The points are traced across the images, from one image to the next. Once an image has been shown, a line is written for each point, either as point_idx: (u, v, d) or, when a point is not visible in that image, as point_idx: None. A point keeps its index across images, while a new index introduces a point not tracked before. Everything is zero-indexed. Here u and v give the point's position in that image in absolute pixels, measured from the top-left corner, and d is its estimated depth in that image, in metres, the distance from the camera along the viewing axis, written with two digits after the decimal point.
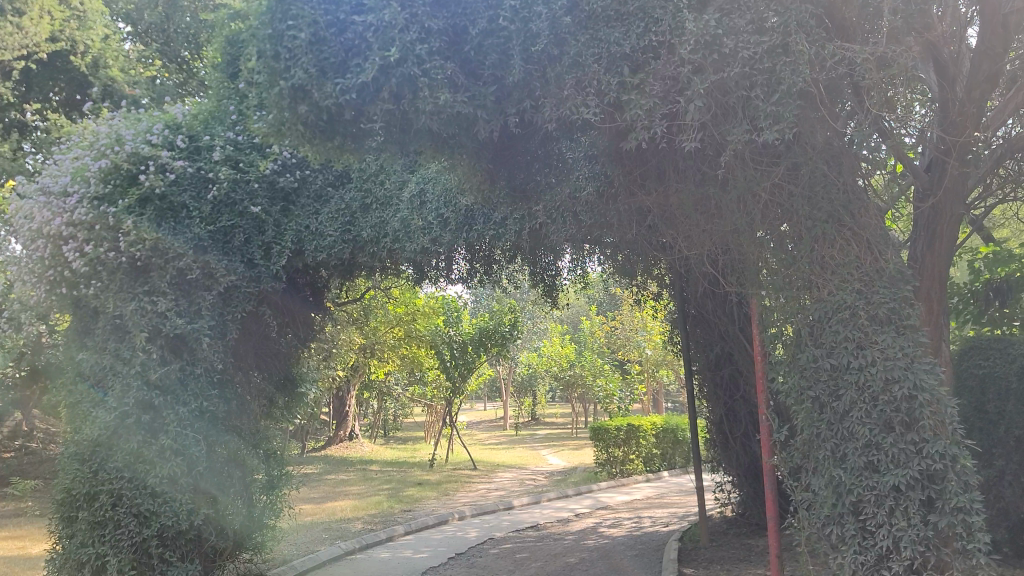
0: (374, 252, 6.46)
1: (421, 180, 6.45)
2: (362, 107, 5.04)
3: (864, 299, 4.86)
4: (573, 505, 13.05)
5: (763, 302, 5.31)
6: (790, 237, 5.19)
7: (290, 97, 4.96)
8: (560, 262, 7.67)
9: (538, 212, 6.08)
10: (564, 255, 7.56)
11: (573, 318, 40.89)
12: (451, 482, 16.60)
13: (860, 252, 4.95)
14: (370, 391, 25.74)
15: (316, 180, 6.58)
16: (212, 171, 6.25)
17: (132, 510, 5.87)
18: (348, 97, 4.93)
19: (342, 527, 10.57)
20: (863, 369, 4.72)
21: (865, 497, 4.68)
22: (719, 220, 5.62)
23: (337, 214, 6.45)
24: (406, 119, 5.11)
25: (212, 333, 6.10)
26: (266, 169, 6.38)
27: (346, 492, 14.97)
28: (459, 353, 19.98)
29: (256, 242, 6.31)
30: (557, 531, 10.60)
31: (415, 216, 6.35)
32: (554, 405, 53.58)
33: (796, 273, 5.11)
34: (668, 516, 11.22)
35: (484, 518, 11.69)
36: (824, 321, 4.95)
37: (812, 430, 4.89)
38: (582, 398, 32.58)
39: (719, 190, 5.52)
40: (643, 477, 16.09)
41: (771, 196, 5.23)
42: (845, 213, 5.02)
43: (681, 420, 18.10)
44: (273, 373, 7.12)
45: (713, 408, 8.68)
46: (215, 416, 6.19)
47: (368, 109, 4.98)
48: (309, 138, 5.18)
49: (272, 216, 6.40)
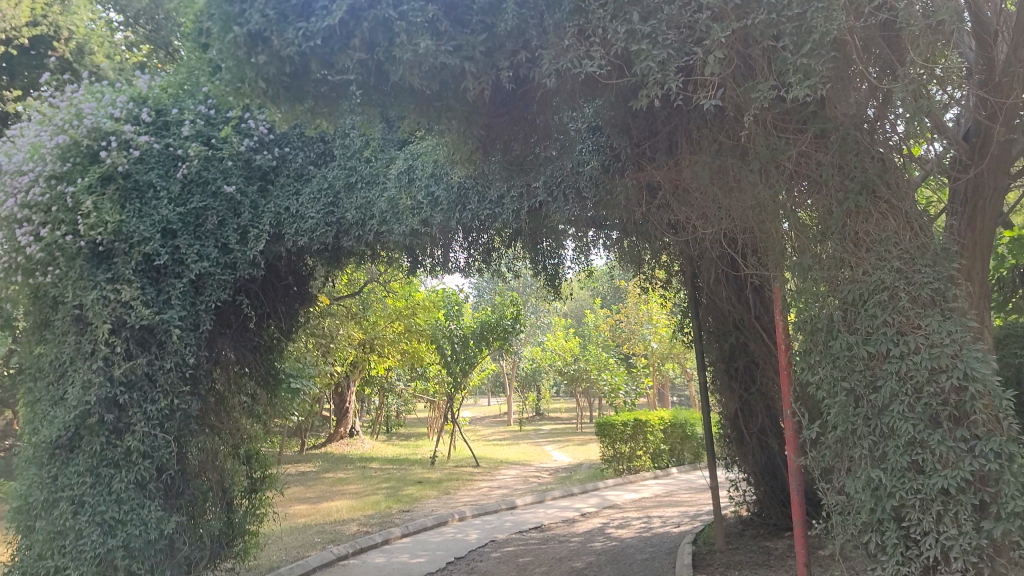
0: (360, 236, 5.91)
1: (410, 157, 5.91)
2: (330, 58, 4.56)
3: (905, 278, 4.34)
4: (579, 504, 12.55)
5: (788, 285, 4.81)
6: (816, 211, 4.69)
7: (246, 47, 4.48)
8: (564, 248, 7.17)
9: (538, 188, 5.54)
10: (567, 240, 7.05)
11: (576, 313, 40.39)
12: (452, 480, 16.07)
13: (898, 227, 4.45)
14: (371, 387, 25.24)
15: (297, 158, 6.06)
16: (181, 148, 5.71)
17: (96, 519, 5.27)
18: (313, 45, 4.47)
19: (335, 530, 10.06)
20: (904, 357, 4.23)
21: (908, 502, 4.17)
22: (738, 194, 5.10)
23: (319, 195, 5.94)
24: (383, 70, 4.66)
25: (183, 325, 5.59)
26: (241, 146, 5.85)
27: (343, 491, 14.46)
28: (460, 349, 19.34)
29: (231, 225, 5.79)
30: (562, 533, 10.07)
31: (404, 195, 5.78)
32: (559, 401, 53.01)
33: (825, 251, 4.59)
34: (678, 516, 10.71)
35: (485, 519, 11.17)
36: (860, 304, 4.42)
37: (848, 426, 4.36)
38: (587, 393, 32.03)
39: (738, 161, 5.00)
40: (652, 474, 15.57)
41: (797, 167, 4.73)
42: (880, 184, 4.52)
43: (690, 415, 17.56)
44: (252, 368, 6.59)
45: (726, 402, 8.13)
46: (188, 415, 5.68)
47: (338, 60, 4.53)
48: (274, 96, 4.70)
49: (249, 196, 5.89)
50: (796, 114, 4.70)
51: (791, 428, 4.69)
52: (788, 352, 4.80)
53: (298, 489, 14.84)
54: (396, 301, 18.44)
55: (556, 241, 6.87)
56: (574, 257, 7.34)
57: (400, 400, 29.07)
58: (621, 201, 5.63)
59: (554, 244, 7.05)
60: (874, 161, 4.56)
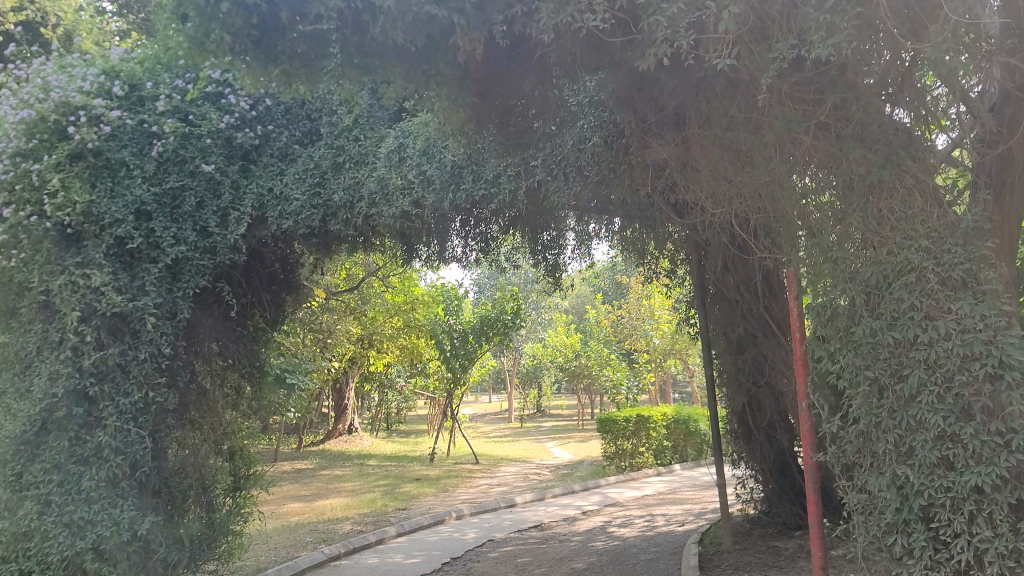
0: (348, 219, 5.59)
1: (401, 134, 5.56)
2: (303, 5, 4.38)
3: (933, 258, 3.99)
4: (581, 502, 12.20)
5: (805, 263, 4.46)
6: (836, 188, 4.35)
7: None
8: (566, 236, 6.87)
9: (537, 166, 5.24)
10: (567, 226, 6.70)
11: (577, 308, 40.04)
12: (450, 477, 15.74)
13: (925, 204, 4.12)
14: (370, 383, 24.84)
15: (281, 136, 5.71)
16: (156, 124, 5.38)
17: (64, 520, 4.96)
18: None
19: (328, 529, 9.70)
20: (933, 343, 3.88)
21: (938, 502, 3.84)
22: (751, 171, 4.75)
23: (305, 175, 5.62)
24: (361, 21, 4.41)
25: (159, 313, 5.27)
26: (221, 122, 5.50)
27: (339, 489, 14.13)
28: (460, 344, 18.72)
29: (210, 207, 5.47)
30: (562, 532, 9.72)
31: (394, 174, 5.44)
32: (560, 398, 52.54)
33: (847, 230, 4.25)
34: (682, 514, 10.37)
35: (484, 518, 10.81)
36: (883, 287, 4.08)
37: (871, 419, 4.02)
38: (587, 390, 31.67)
39: (750, 134, 4.68)
40: (654, 471, 15.23)
41: (816, 141, 4.42)
42: (906, 157, 4.19)
43: (693, 411, 17.20)
44: (236, 359, 6.26)
45: (732, 396, 7.78)
46: (164, 408, 5.36)
47: (311, 8, 4.35)
48: (242, 52, 4.48)
49: (229, 176, 5.54)
50: (814, 84, 4.41)
51: (808, 421, 4.36)
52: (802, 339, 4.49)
53: (293, 487, 14.51)
54: (394, 295, 18.30)
55: (555, 226, 6.52)
56: (574, 246, 6.99)
57: (399, 397, 28.68)
58: (625, 181, 5.27)
59: (554, 231, 6.69)
60: (898, 133, 4.25)
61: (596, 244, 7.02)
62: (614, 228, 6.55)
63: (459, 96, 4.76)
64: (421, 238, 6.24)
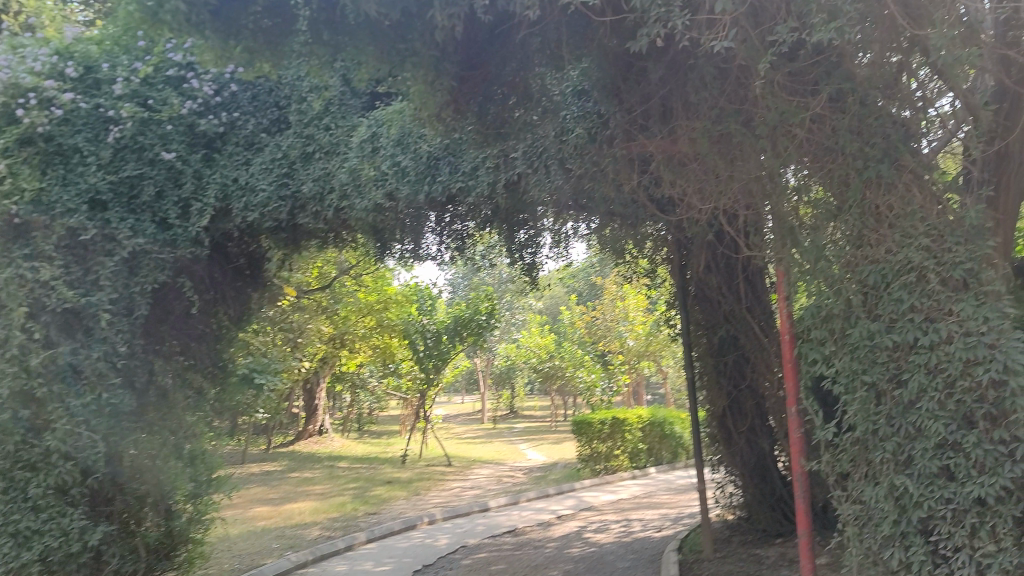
0: (317, 211, 5.31)
1: (374, 123, 5.30)
2: None
3: (934, 257, 3.78)
4: (556, 506, 11.94)
5: (797, 258, 4.23)
6: (830, 184, 4.16)
7: None
8: (542, 236, 6.61)
9: (516, 158, 5.05)
10: (546, 223, 6.46)
11: (552, 309, 39.84)
12: (422, 480, 15.45)
13: (924, 200, 3.93)
14: (342, 383, 24.44)
15: (247, 124, 5.41)
16: (113, 109, 5.08)
17: (8, 530, 4.76)
18: None
19: (294, 535, 9.38)
20: (934, 347, 3.68)
21: (937, 513, 3.64)
22: (743, 164, 4.53)
23: (272, 165, 5.33)
24: None
25: (115, 309, 4.98)
26: (183, 108, 5.20)
27: (308, 492, 13.80)
28: (433, 344, 18.38)
29: (171, 197, 5.19)
30: (537, 537, 9.49)
31: (366, 165, 5.18)
32: (533, 399, 52.36)
33: (843, 228, 4.05)
34: (659, 519, 10.17)
35: (456, 523, 10.55)
36: (881, 287, 3.88)
37: (868, 426, 3.83)
38: (561, 392, 31.48)
39: (741, 126, 4.48)
40: (630, 474, 15.04)
41: (809, 134, 4.24)
42: (906, 151, 3.99)
43: (669, 414, 17.03)
44: (198, 358, 5.96)
45: (711, 400, 7.48)
46: (119, 411, 5.05)
47: None
48: None
49: (191, 165, 5.26)
50: (810, 74, 4.25)
51: (798, 425, 4.15)
52: (793, 342, 4.27)
53: (260, 490, 14.16)
54: (366, 293, 17.73)
55: (534, 222, 6.27)
56: (551, 246, 6.74)
57: (371, 398, 28.32)
58: (609, 174, 5.01)
59: (532, 228, 6.44)
60: (896, 127, 4.05)
61: (576, 242, 6.78)
62: (594, 225, 6.32)
63: (436, 79, 4.70)
64: (394, 232, 5.96)
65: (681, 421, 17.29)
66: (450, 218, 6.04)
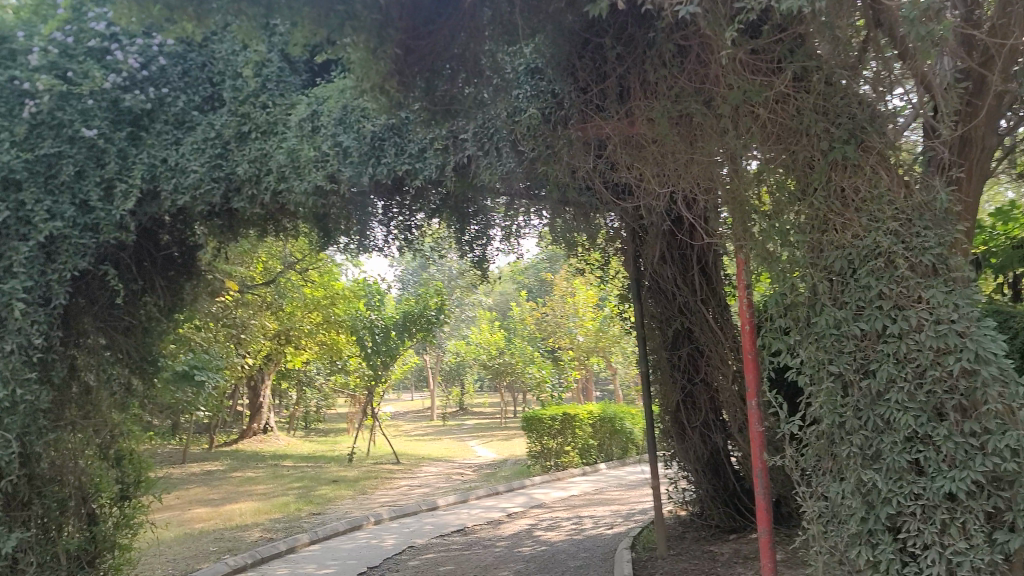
0: (254, 195, 5.00)
1: (315, 101, 4.98)
2: None
3: (902, 242, 3.64)
4: (505, 504, 11.69)
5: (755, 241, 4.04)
6: (793, 166, 3.99)
7: None
8: (491, 229, 6.32)
9: (466, 141, 4.76)
10: (496, 215, 6.17)
11: (502, 305, 39.62)
12: (369, 479, 15.08)
13: (891, 183, 3.77)
14: (288, 380, 23.89)
15: (177, 100, 5.03)
16: (28, 81, 4.71)
17: None
18: None
19: (234, 537, 8.99)
20: (903, 336, 3.53)
21: (906, 510, 3.49)
22: (703, 145, 4.33)
23: (204, 145, 5.00)
24: None
25: (30, 298, 4.62)
26: (105, 83, 4.81)
27: (250, 492, 13.36)
28: (381, 341, 17.89)
29: (92, 177, 4.81)
30: (487, 536, 9.23)
31: (305, 145, 4.87)
32: (483, 396, 52.02)
33: (808, 211, 3.89)
34: (611, 516, 9.99)
35: (404, 522, 10.26)
36: (848, 274, 3.73)
37: (834, 419, 3.66)
38: (511, 387, 31.27)
39: (702, 107, 4.29)
40: (580, 471, 14.88)
41: (772, 115, 4.04)
42: (873, 132, 3.83)
43: (620, 409, 16.90)
44: (125, 352, 5.58)
45: (665, 393, 7.31)
46: (35, 408, 4.66)
47: None
48: None
49: (116, 144, 4.89)
50: (772, 51, 4.08)
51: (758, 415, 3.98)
52: (754, 332, 4.09)
53: (200, 491, 13.67)
54: (314, 289, 17.49)
55: (483, 210, 6.00)
56: (502, 240, 6.45)
57: (318, 396, 27.79)
58: (563, 157, 4.85)
59: (483, 216, 6.13)
60: (862, 107, 3.89)
61: (527, 233, 6.49)
62: (546, 214, 6.09)
63: (379, 46, 4.26)
64: (336, 221, 5.63)
65: (632, 416, 17.20)
66: (397, 205, 5.78)
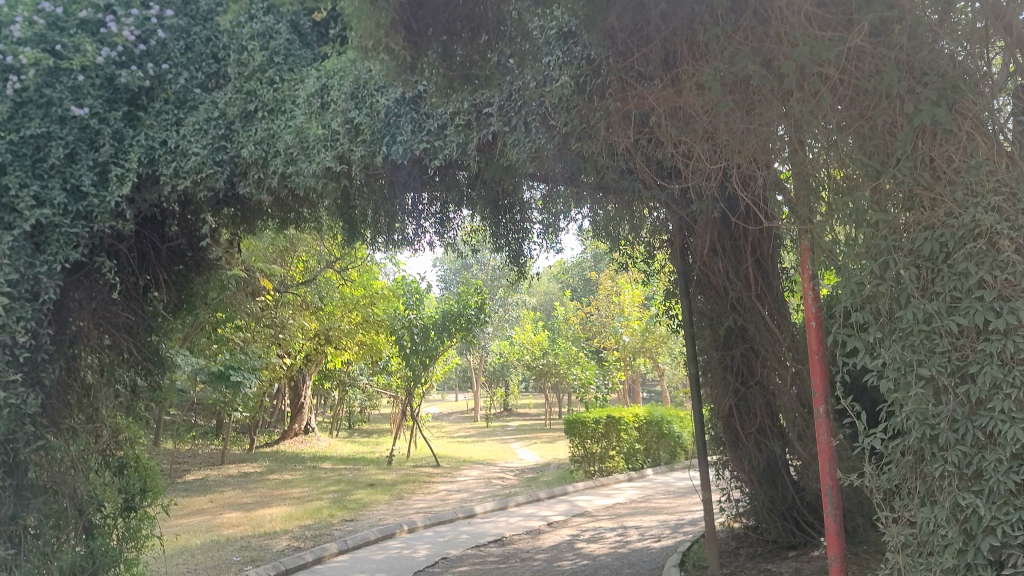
0: (262, 179, 4.58)
1: (324, 74, 4.52)
2: None
3: (1007, 220, 3.03)
4: (545, 511, 11.14)
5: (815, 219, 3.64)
6: (869, 135, 3.42)
7: None
8: (532, 220, 5.85)
9: (491, 115, 4.30)
10: (535, 209, 5.81)
11: (547, 306, 39.06)
12: (406, 483, 14.65)
13: (989, 150, 3.17)
14: (329, 381, 23.59)
15: (178, 77, 4.61)
16: (12, 55, 4.30)
17: None
18: None
19: (260, 545, 8.59)
20: (1010, 333, 2.95)
21: (1013, 541, 2.92)
22: (761, 113, 3.78)
23: (206, 126, 4.58)
24: None
25: (15, 292, 4.21)
26: (98, 57, 4.39)
27: (284, 496, 13.01)
28: (421, 340, 17.13)
29: (85, 161, 4.43)
30: (525, 548, 8.69)
31: (313, 123, 4.42)
32: (527, 397, 51.48)
33: (888, 186, 3.32)
34: (658, 526, 9.39)
35: (439, 530, 9.77)
36: (939, 259, 3.14)
37: (924, 432, 3.08)
38: (554, 389, 30.67)
39: (762, 68, 3.67)
40: (625, 477, 14.28)
41: (845, 75, 3.46)
42: (968, 92, 3.22)
43: (667, 412, 16.23)
44: (128, 351, 5.19)
45: (714, 398, 6.65)
46: (22, 413, 4.27)
47: None
48: None
49: (111, 124, 4.50)
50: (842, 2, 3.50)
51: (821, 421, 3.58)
52: (820, 330, 3.67)
53: (234, 494, 13.35)
54: (354, 288, 17.12)
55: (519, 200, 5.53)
56: (542, 234, 5.95)
57: (361, 396, 27.47)
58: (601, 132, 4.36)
59: (521, 210, 5.78)
60: (956, 63, 3.27)
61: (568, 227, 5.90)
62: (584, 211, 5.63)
63: None
64: (362, 192, 5.09)
65: (679, 419, 16.54)
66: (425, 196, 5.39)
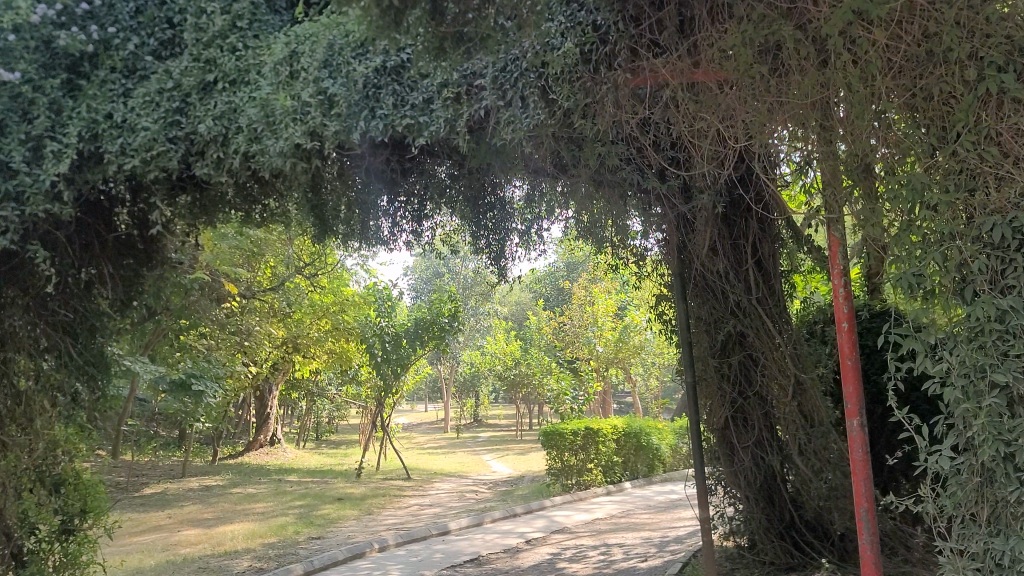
0: (221, 159, 4.06)
1: (293, 40, 3.99)
2: None
3: None
4: (524, 528, 10.59)
5: (856, 209, 3.22)
6: (922, 109, 2.97)
7: None
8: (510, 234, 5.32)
9: (483, 87, 3.79)
10: (514, 216, 5.26)
11: (520, 315, 38.49)
12: (376, 497, 13.99)
13: None
14: (296, 391, 22.79)
15: (126, 42, 4.10)
16: None
17: None
18: None
19: (219, 567, 7.96)
20: None
21: None
22: (797, 84, 3.31)
23: (158, 98, 4.03)
24: None
25: None
26: (33, 15, 3.94)
27: (246, 511, 12.33)
28: (393, 349, 16.54)
29: (16, 134, 3.97)
30: (504, 568, 8.14)
31: (280, 95, 3.90)
32: (497, 407, 50.76)
33: (949, 166, 2.87)
34: (643, 545, 8.88)
35: (411, 549, 9.18)
36: (1010, 249, 2.73)
37: (997, 450, 2.67)
38: (526, 399, 30.09)
39: (797, 32, 3.21)
40: (604, 491, 13.75)
41: (894, 41, 2.99)
42: None
43: (646, 424, 15.75)
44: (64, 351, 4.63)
45: (710, 409, 6.03)
46: None
47: None
48: None
49: (47, 93, 4.02)
50: None
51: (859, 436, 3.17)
52: (854, 332, 3.25)
53: (194, 509, 12.63)
54: (323, 295, 16.23)
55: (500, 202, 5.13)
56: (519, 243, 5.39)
57: (329, 406, 26.67)
58: (607, 109, 3.87)
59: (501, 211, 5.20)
60: None
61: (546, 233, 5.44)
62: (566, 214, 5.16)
63: None
64: (334, 178, 4.52)
65: (657, 431, 16.06)
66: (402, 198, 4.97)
